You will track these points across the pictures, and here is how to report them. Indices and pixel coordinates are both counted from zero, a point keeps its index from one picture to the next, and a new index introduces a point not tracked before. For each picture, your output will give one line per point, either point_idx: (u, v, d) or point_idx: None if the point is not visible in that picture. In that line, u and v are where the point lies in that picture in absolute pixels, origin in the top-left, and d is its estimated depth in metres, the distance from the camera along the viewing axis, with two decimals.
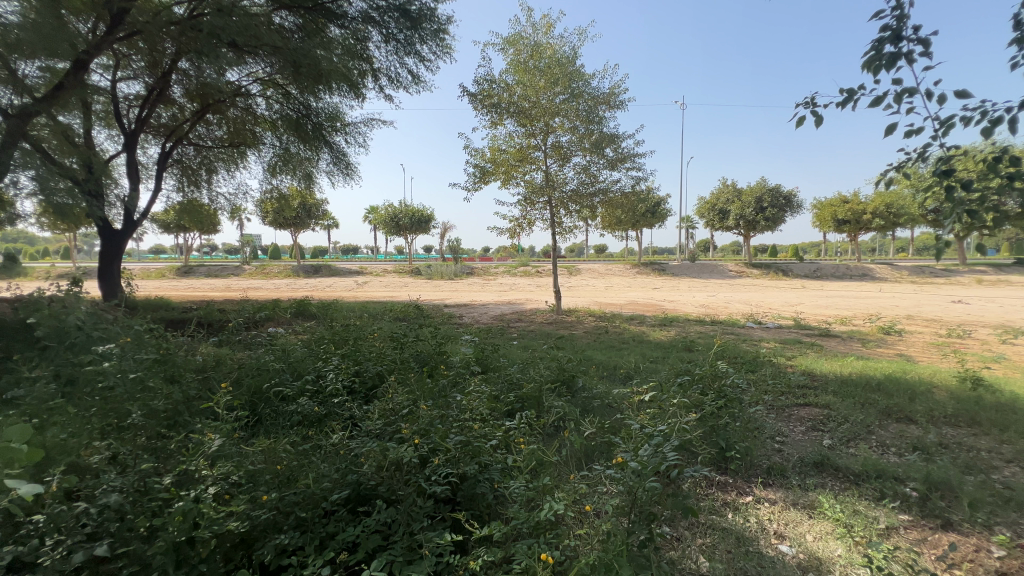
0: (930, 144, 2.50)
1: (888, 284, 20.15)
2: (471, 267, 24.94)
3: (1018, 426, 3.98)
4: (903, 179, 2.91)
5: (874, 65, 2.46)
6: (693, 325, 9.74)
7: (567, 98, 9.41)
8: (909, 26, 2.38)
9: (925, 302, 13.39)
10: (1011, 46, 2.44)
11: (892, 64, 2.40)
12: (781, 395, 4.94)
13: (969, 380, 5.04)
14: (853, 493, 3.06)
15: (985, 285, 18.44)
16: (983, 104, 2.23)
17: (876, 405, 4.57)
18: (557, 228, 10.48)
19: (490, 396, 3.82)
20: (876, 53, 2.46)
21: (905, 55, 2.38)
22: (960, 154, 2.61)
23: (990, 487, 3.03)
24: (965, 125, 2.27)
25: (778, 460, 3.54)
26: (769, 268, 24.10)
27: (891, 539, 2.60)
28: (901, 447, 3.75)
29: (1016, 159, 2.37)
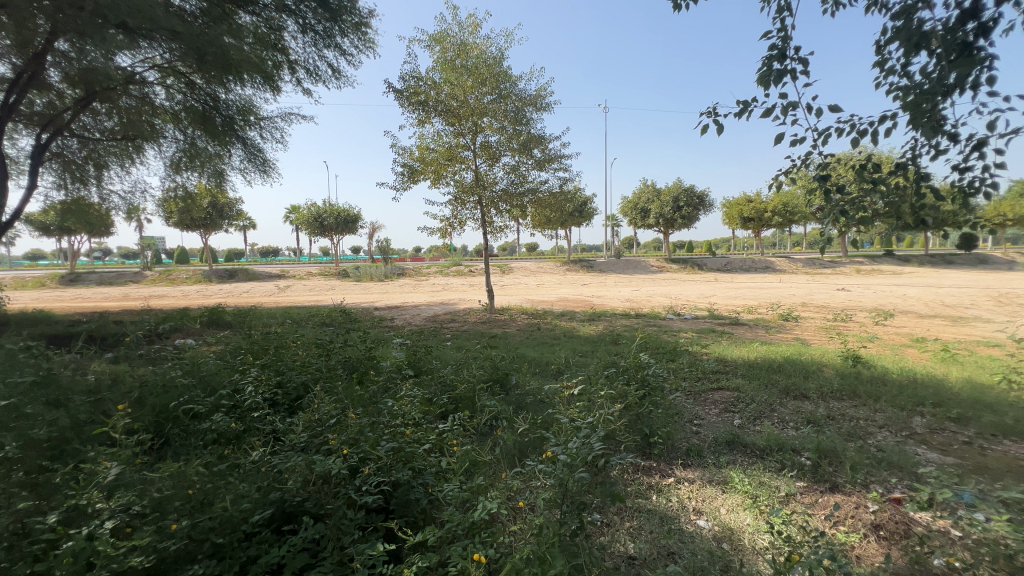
0: (812, 152, 2.83)
1: (787, 275, 22.40)
2: (402, 268, 24.36)
3: (887, 396, 4.61)
4: (792, 182, 3.25)
5: (766, 79, 2.71)
6: (619, 319, 10.23)
7: (495, 99, 9.47)
8: (793, 49, 2.67)
9: (816, 290, 15.06)
10: (873, 68, 2.82)
11: (778, 79, 2.67)
12: (698, 381, 5.34)
13: (850, 359, 5.75)
14: (758, 466, 3.39)
15: (863, 275, 21.10)
16: (851, 118, 2.56)
17: (776, 385, 5.08)
18: (488, 228, 10.54)
19: (423, 399, 3.76)
20: (767, 69, 2.72)
21: (790, 72, 2.66)
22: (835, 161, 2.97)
23: (865, 451, 3.49)
24: (838, 136, 2.61)
25: (695, 442, 3.83)
26: (686, 263, 25.85)
27: (790, 505, 2.91)
28: (797, 421, 4.21)
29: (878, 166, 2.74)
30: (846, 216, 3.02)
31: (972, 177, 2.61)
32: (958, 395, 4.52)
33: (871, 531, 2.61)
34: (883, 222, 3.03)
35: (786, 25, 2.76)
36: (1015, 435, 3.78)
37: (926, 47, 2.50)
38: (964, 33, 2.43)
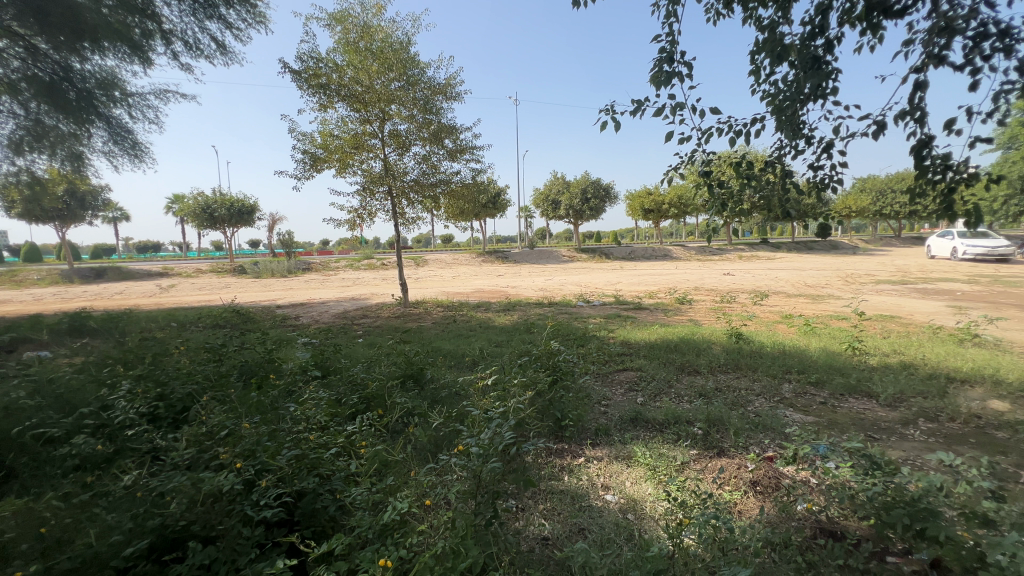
0: (697, 150, 3.08)
1: (682, 262, 24.50)
2: (308, 262, 22.82)
3: (763, 366, 5.24)
4: (682, 177, 3.53)
5: (658, 79, 2.89)
6: (533, 308, 10.50)
7: (403, 85, 9.12)
8: (680, 53, 2.87)
9: (706, 275, 16.61)
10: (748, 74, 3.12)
11: (667, 81, 2.87)
12: (605, 364, 5.67)
13: (734, 336, 6.45)
14: (658, 439, 3.68)
15: (744, 260, 23.73)
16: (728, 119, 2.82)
17: (673, 363, 5.55)
18: (400, 219, 10.21)
19: (329, 401, 3.56)
20: (658, 71, 2.90)
21: (677, 75, 2.86)
22: (717, 158, 3.26)
23: (745, 417, 3.93)
24: (718, 135, 2.87)
25: (603, 421, 4.06)
26: (594, 252, 27.18)
27: (684, 471, 3.19)
28: (690, 395, 4.63)
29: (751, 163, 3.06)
30: (728, 208, 3.34)
31: (823, 173, 3.02)
32: (816, 362, 5.27)
33: (750, 487, 2.95)
34: (757, 212, 3.40)
35: (674, 30, 2.96)
36: (858, 393, 4.50)
37: (787, 58, 2.83)
38: (814, 48, 2.78)
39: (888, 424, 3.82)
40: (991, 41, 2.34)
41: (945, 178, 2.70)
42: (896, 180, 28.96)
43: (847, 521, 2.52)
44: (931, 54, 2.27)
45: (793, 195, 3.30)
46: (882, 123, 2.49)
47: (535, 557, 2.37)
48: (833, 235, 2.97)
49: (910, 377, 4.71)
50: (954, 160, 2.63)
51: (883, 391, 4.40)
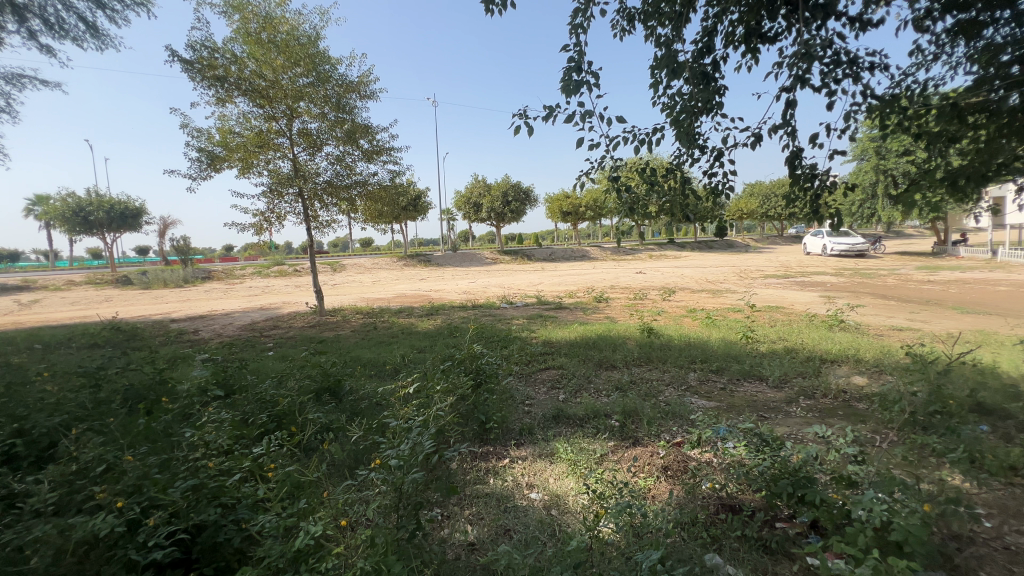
0: (606, 156, 3.23)
1: (599, 262, 25.70)
2: (208, 270, 20.79)
3: (671, 357, 5.65)
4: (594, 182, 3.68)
5: (568, 87, 2.99)
6: (456, 311, 10.44)
7: (312, 82, 8.62)
8: (588, 63, 3.00)
9: (621, 274, 17.57)
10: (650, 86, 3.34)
11: (577, 89, 2.98)
12: (529, 364, 5.79)
13: (646, 330, 6.89)
14: (579, 434, 3.83)
15: (654, 259, 25.43)
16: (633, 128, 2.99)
17: (592, 359, 5.81)
18: (313, 222, 9.66)
19: (234, 422, 3.26)
20: (567, 79, 3.01)
21: (586, 84, 2.98)
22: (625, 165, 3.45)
23: (657, 406, 4.21)
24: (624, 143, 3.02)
25: (527, 421, 4.15)
26: (516, 254, 27.62)
27: (603, 463, 3.34)
28: (608, 389, 4.88)
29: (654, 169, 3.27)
30: (636, 212, 3.54)
31: (716, 180, 3.32)
32: (716, 352, 5.79)
33: (662, 472, 3.15)
34: (662, 215, 3.65)
35: (581, 40, 3.08)
36: (750, 376, 5.01)
37: (681, 74, 3.07)
38: (704, 65, 3.04)
39: (775, 403, 4.29)
40: (841, 68, 2.73)
41: (812, 186, 3.10)
42: (778, 186, 32.62)
43: (743, 495, 2.79)
44: (796, 76, 2.58)
45: (692, 200, 3.58)
46: (760, 135, 2.79)
47: (460, 565, 2.36)
48: (727, 236, 3.27)
49: (792, 360, 5.34)
50: (819, 169, 3.02)
51: (771, 373, 4.94)
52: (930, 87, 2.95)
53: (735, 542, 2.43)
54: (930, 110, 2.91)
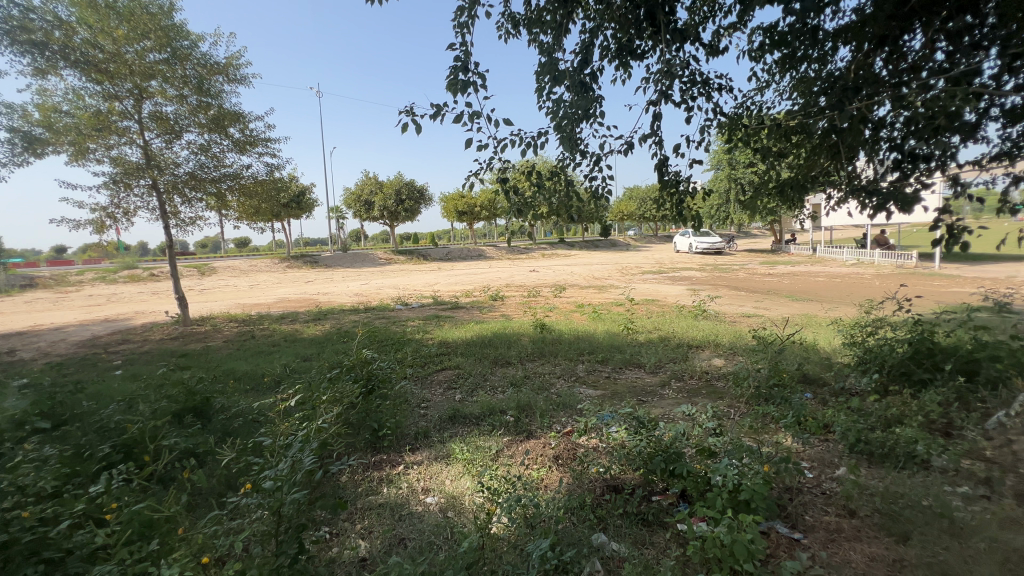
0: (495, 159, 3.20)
1: (494, 261, 26.12)
2: (28, 276, 17.11)
3: (562, 351, 5.95)
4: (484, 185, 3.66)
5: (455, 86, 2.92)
6: (347, 315, 9.89)
7: (166, 58, 7.51)
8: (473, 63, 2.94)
9: (516, 273, 18.04)
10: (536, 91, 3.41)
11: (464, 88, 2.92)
12: (425, 366, 5.69)
13: (538, 326, 7.16)
14: (475, 432, 3.86)
15: (546, 258, 26.56)
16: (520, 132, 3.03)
17: (488, 357, 5.89)
18: (172, 219, 8.44)
19: (63, 459, 2.71)
20: (453, 78, 2.94)
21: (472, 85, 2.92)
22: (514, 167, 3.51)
23: (549, 398, 4.41)
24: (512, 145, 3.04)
25: (422, 424, 4.08)
26: (412, 253, 26.96)
27: (498, 459, 3.40)
28: (503, 386, 4.99)
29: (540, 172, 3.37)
30: (525, 213, 3.64)
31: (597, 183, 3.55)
32: (601, 343, 6.22)
33: (554, 461, 3.29)
34: (550, 216, 3.80)
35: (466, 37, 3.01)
36: (631, 364, 5.46)
37: (563, 82, 3.21)
38: (583, 75, 3.22)
39: (651, 387, 4.74)
40: (697, 87, 3.08)
41: (676, 192, 3.47)
42: (652, 190, 36.02)
43: (625, 475, 3.03)
44: (660, 91, 2.86)
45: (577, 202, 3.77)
46: (632, 144, 3.04)
47: None
48: (610, 235, 3.51)
49: (664, 348, 5.93)
50: (682, 176, 3.38)
51: (648, 360, 5.45)
52: (764, 109, 3.46)
53: (618, 519, 2.62)
54: (764, 129, 3.42)
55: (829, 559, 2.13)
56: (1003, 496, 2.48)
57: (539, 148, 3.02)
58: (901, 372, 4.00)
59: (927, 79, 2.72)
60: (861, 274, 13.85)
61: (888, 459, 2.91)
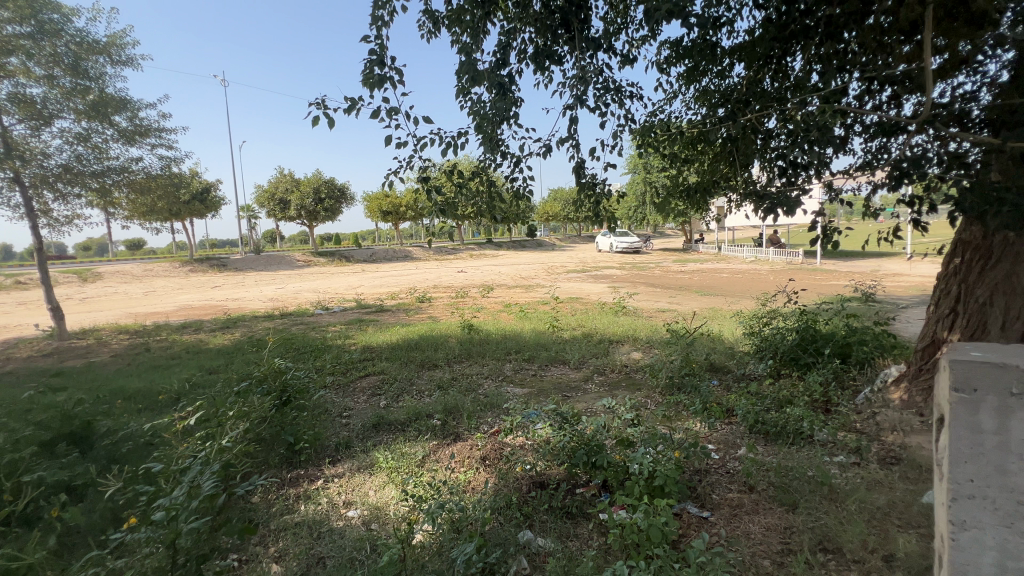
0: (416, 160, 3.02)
1: (421, 262, 25.63)
2: None
3: (489, 351, 5.97)
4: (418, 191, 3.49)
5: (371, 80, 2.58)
6: (260, 322, 9.19)
7: (29, 32, 6.51)
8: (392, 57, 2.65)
9: (443, 274, 17.82)
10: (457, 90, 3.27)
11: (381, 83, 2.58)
12: (347, 373, 5.44)
13: (466, 327, 7.12)
14: (400, 439, 3.74)
15: (474, 258, 26.54)
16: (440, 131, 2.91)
17: (414, 361, 5.75)
18: (41, 218, 7.34)
19: None
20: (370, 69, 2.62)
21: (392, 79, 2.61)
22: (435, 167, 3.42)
23: (477, 399, 4.40)
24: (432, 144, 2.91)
25: (344, 434, 3.89)
26: (333, 255, 25.68)
27: (425, 464, 3.32)
28: (429, 389, 4.89)
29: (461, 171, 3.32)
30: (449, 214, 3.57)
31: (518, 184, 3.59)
32: (528, 342, 6.32)
33: (481, 463, 3.28)
34: (473, 217, 3.77)
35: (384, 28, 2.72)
36: (556, 361, 5.61)
37: (482, 82, 3.20)
38: (502, 76, 3.23)
39: (575, 383, 4.89)
40: (609, 94, 3.22)
41: (593, 194, 3.60)
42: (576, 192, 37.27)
43: (550, 470, 3.09)
44: (575, 96, 2.94)
45: (500, 202, 3.77)
46: (550, 146, 3.10)
47: None
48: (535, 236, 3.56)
49: (587, 344, 6.16)
50: (598, 179, 3.52)
51: (572, 356, 5.62)
52: (671, 118, 3.69)
53: (543, 515, 2.67)
54: (671, 136, 3.65)
55: (731, 532, 2.32)
56: (870, 462, 2.86)
57: (459, 148, 2.96)
58: (790, 357, 4.47)
59: (804, 96, 3.05)
60: (758, 270, 15.33)
61: (780, 436, 3.24)
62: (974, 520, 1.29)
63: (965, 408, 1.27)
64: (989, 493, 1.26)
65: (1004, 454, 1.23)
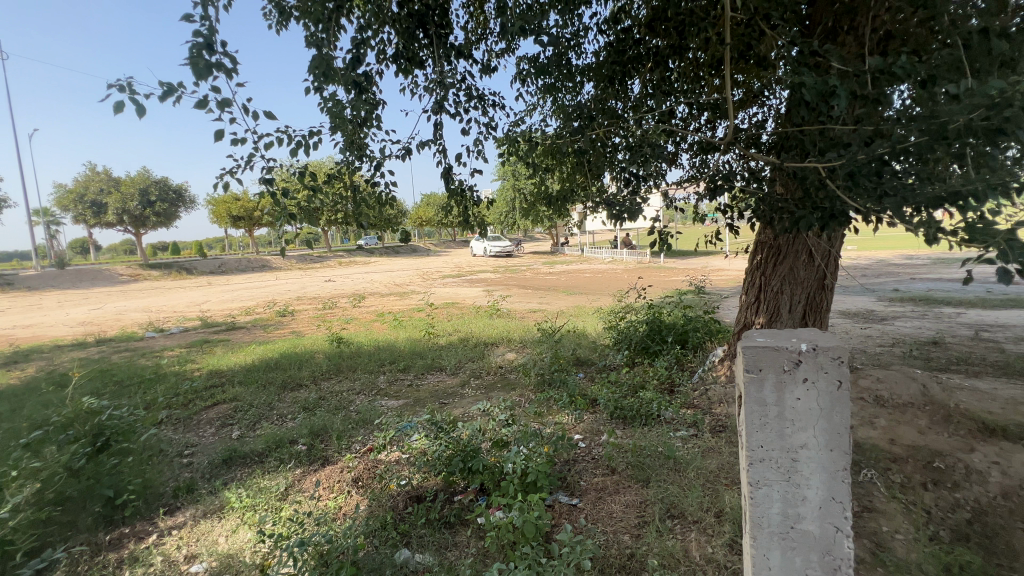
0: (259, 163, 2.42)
1: (282, 272, 23.30)
2: None
3: (361, 364, 5.64)
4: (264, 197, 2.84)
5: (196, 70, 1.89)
6: (66, 352, 7.46)
7: None
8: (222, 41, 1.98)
9: (309, 284, 16.41)
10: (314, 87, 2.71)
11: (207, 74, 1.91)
12: (188, 405, 4.68)
13: (335, 341, 6.64)
14: (256, 472, 3.33)
15: (343, 266, 24.96)
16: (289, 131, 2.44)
17: (274, 383, 5.18)
18: None
19: None
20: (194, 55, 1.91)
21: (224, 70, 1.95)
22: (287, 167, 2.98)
23: (348, 417, 4.12)
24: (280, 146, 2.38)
25: (185, 477, 3.34)
26: (169, 266, 22.01)
27: (287, 497, 3.01)
28: (293, 412, 4.45)
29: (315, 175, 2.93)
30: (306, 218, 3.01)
31: (383, 189, 3.40)
32: (403, 351, 6.12)
33: (352, 485, 3.07)
34: (334, 223, 3.41)
35: (210, 3, 2.07)
36: (433, 369, 5.52)
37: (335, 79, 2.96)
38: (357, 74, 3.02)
39: (452, 389, 4.87)
40: (472, 101, 3.28)
41: (464, 200, 3.63)
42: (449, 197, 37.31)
43: (426, 482, 3.01)
44: (437, 101, 2.91)
45: (362, 209, 3.45)
46: (410, 150, 2.98)
47: None
48: (411, 242, 3.17)
49: (464, 348, 6.18)
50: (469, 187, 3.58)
51: (448, 362, 5.59)
52: (532, 129, 3.86)
53: (421, 530, 2.59)
54: (533, 146, 3.85)
55: (596, 515, 2.50)
56: (704, 432, 3.33)
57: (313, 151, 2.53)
58: (642, 346, 5.02)
59: (640, 115, 3.44)
60: (616, 270, 16.96)
61: (635, 418, 3.61)
62: (767, 486, 1.38)
63: (753, 385, 1.33)
64: (775, 460, 1.36)
65: (782, 422, 1.34)
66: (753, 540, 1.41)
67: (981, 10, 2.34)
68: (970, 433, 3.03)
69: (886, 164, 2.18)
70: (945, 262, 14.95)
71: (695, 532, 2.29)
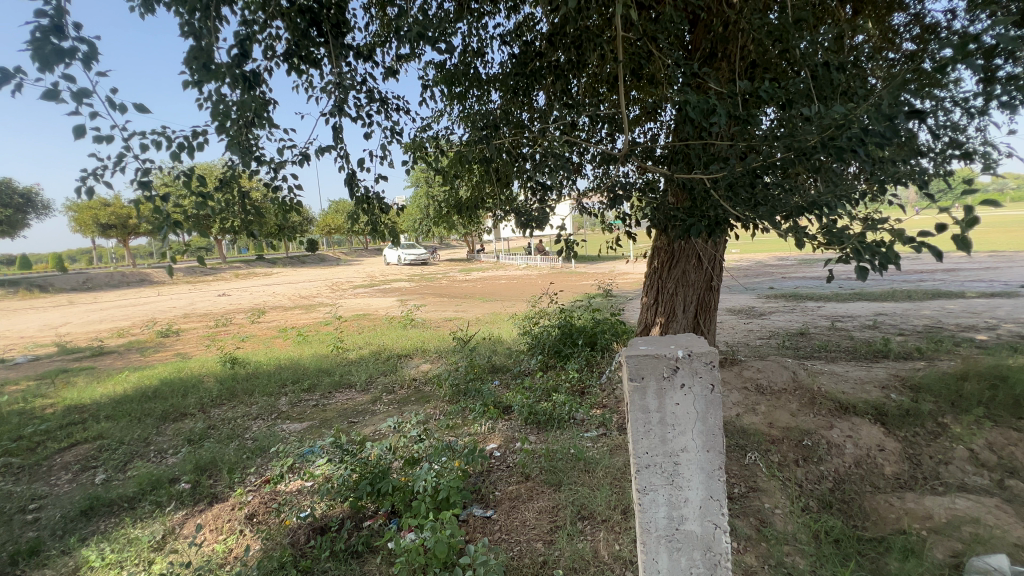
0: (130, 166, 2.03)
1: (165, 287, 20.72)
2: None
3: (259, 386, 5.14)
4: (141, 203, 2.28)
5: (41, 54, 1.56)
6: None
7: None
8: (76, 25, 1.67)
9: (199, 299, 14.75)
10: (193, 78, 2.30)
11: (58, 61, 1.59)
12: (35, 451, 3.94)
13: (228, 362, 5.99)
14: (125, 522, 2.88)
15: (241, 278, 22.82)
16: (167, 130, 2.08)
17: (151, 414, 4.54)
18: None
19: None
20: (38, 38, 1.57)
21: (81, 56, 1.63)
22: (167, 170, 2.47)
23: (243, 447, 3.74)
24: (156, 147, 2.01)
25: (30, 537, 2.80)
26: (14, 284, 18.55)
27: (165, 547, 2.63)
28: (174, 446, 3.93)
29: (205, 178, 2.50)
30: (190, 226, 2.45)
31: (284, 197, 3.03)
32: (308, 369, 5.69)
33: (245, 523, 2.76)
34: (227, 234, 2.91)
35: None
36: (341, 386, 5.20)
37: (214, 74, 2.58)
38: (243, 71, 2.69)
39: (362, 406, 4.60)
40: (374, 104, 3.12)
41: (372, 207, 3.43)
42: None
43: (332, 511, 2.79)
44: (335, 103, 2.71)
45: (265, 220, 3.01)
46: (308, 156, 2.70)
47: None
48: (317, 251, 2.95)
49: (376, 362, 5.90)
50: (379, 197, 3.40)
51: (358, 378, 5.29)
52: (440, 137, 3.77)
53: (325, 563, 2.40)
54: (443, 155, 3.76)
55: (509, 525, 2.49)
56: (612, 431, 3.47)
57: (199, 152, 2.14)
58: (555, 350, 5.15)
59: (545, 126, 3.50)
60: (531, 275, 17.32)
61: (549, 422, 3.67)
62: (654, 492, 1.46)
63: (638, 393, 1.40)
64: (659, 464, 1.44)
65: (665, 428, 1.42)
66: (644, 546, 1.49)
67: (824, 45, 2.69)
68: (830, 412, 3.48)
69: (758, 177, 2.41)
70: (807, 263, 17.29)
71: (604, 531, 2.35)
